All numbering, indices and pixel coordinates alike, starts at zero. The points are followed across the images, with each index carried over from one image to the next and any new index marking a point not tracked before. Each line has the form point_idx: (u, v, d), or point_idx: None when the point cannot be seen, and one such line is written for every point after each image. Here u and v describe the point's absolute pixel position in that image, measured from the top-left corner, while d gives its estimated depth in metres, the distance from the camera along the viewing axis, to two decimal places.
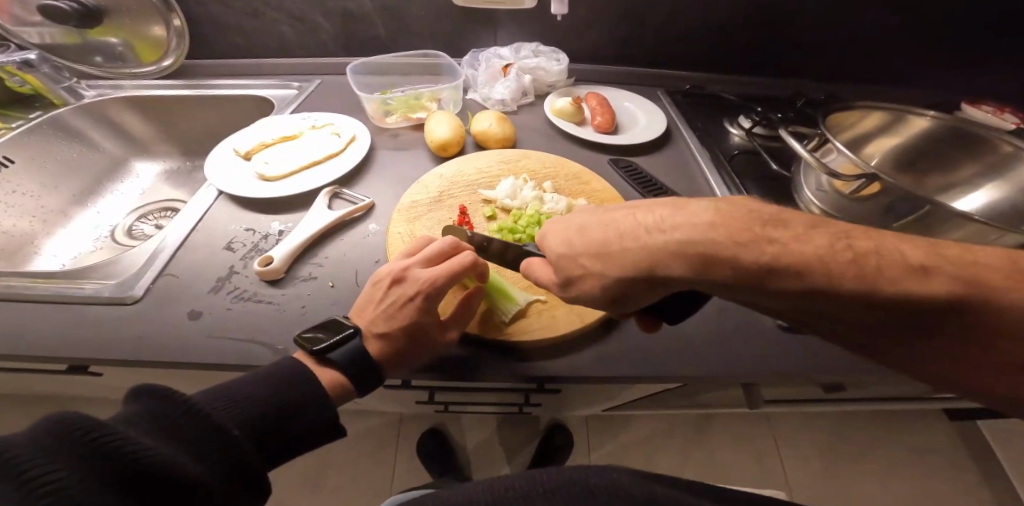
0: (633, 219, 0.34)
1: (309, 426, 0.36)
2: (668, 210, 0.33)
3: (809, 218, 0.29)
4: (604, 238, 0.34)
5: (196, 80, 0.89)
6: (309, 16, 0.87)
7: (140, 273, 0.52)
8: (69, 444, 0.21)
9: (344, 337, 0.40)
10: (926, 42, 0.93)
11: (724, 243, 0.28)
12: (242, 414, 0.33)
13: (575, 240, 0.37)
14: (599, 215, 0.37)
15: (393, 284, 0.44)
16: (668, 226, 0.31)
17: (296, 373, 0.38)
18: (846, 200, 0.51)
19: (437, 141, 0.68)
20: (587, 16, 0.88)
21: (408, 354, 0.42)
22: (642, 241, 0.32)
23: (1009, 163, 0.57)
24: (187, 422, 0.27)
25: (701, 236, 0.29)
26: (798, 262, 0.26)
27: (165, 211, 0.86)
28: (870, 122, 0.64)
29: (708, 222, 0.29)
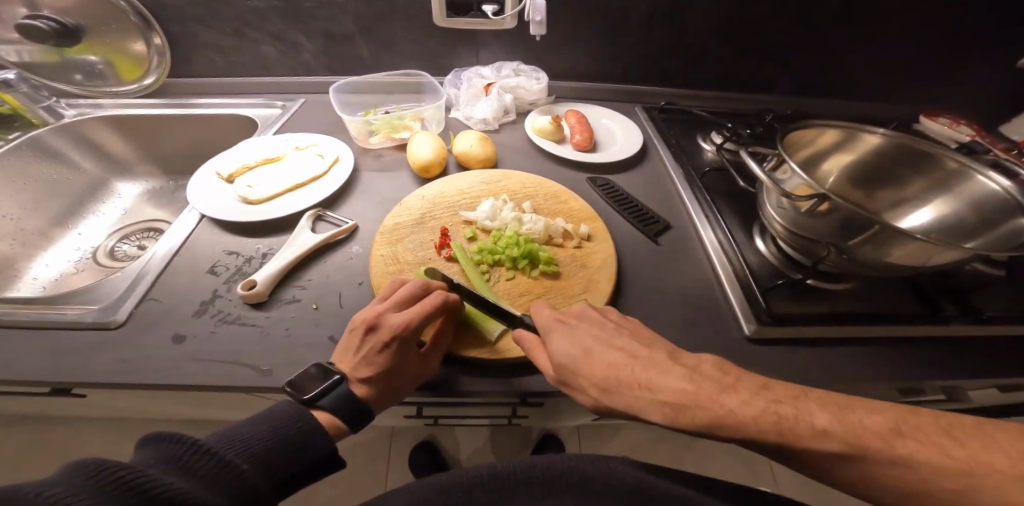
0: (630, 365, 0.40)
1: (311, 460, 0.37)
2: (638, 363, 0.40)
3: (763, 383, 0.36)
4: (595, 374, 0.40)
5: (180, 100, 0.89)
6: (291, 36, 0.88)
7: (124, 297, 0.52)
8: (95, 481, 0.24)
9: (332, 383, 0.42)
10: (887, 59, 0.99)
11: (693, 404, 0.35)
12: (250, 449, 0.34)
13: (576, 359, 0.42)
14: (600, 343, 0.43)
15: (367, 331, 0.45)
16: (655, 385, 0.38)
17: (290, 414, 0.39)
18: (804, 217, 0.53)
19: (421, 163, 0.69)
20: (565, 37, 0.91)
21: (395, 391, 0.44)
22: (635, 391, 0.38)
23: (954, 180, 0.62)
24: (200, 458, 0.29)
25: (676, 400, 0.35)
26: (735, 426, 0.33)
27: (147, 232, 0.85)
28: (827, 138, 0.68)
29: (682, 389, 0.36)
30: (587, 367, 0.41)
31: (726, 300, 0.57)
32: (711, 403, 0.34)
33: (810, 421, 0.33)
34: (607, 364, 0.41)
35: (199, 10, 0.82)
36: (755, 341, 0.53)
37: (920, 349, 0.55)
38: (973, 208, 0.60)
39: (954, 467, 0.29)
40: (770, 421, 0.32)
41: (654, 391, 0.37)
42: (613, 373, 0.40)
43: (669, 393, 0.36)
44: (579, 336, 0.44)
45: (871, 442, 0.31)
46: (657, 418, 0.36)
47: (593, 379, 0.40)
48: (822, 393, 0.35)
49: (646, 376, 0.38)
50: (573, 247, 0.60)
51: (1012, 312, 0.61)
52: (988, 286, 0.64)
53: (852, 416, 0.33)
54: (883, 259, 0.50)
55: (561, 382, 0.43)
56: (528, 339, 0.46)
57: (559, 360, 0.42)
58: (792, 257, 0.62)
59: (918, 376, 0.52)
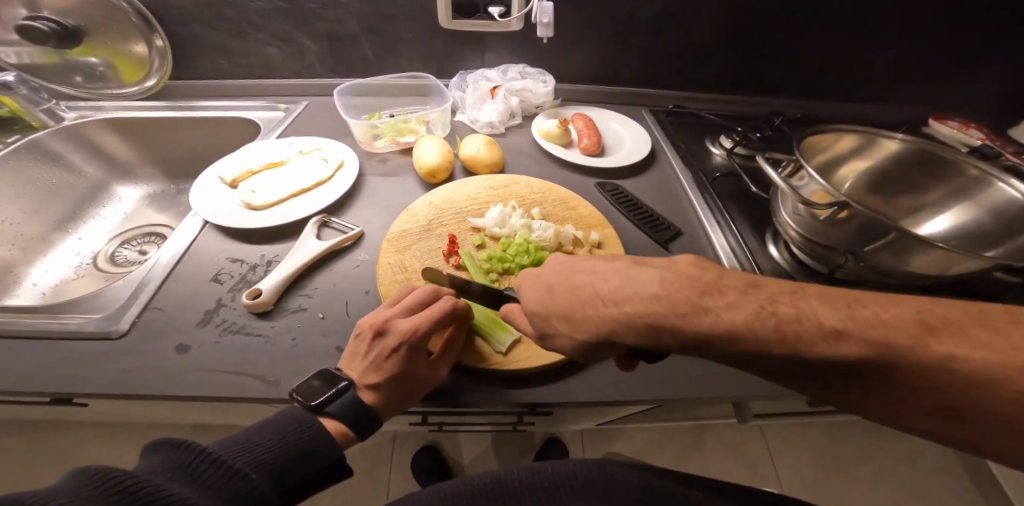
0: (597, 286, 0.36)
1: (317, 469, 0.36)
2: (608, 280, 0.36)
3: (752, 281, 0.31)
4: (562, 306, 0.37)
5: (182, 102, 0.88)
6: (295, 38, 0.87)
7: (126, 305, 0.51)
8: (101, 489, 0.22)
9: (339, 390, 0.41)
10: (897, 62, 0.98)
11: (669, 315, 0.30)
12: (257, 459, 0.33)
13: (547, 298, 0.39)
14: (564, 272, 0.39)
15: (375, 336, 0.43)
16: (623, 298, 0.33)
17: (296, 421, 0.37)
18: (821, 225, 0.52)
19: (427, 167, 0.68)
20: (572, 39, 0.90)
21: (403, 399, 0.43)
22: (604, 312, 0.34)
23: (974, 187, 0.61)
24: (209, 468, 0.29)
25: (650, 311, 0.31)
26: (727, 331, 0.28)
27: (149, 237, 0.84)
28: (843, 144, 0.67)
29: (654, 295, 0.32)
30: (559, 300, 0.37)
31: None
32: (697, 310, 0.30)
33: (818, 320, 0.27)
34: (579, 291, 0.37)
35: (201, 12, 0.81)
36: None
37: None
38: (993, 216, 0.59)
39: (993, 361, 0.24)
40: (766, 323, 0.28)
41: (629, 306, 0.33)
42: (583, 298, 0.36)
43: (640, 302, 0.32)
44: (544, 275, 0.41)
45: (885, 335, 0.26)
46: (633, 338, 0.32)
47: (566, 309, 0.37)
48: (829, 290, 0.30)
49: (619, 292, 0.34)
50: (583, 255, 0.59)
51: None
52: (1005, 294, 0.63)
53: (863, 312, 0.27)
54: (902, 267, 0.50)
55: (537, 319, 0.39)
56: (510, 309, 0.43)
57: (533, 305, 0.39)
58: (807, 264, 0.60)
59: None
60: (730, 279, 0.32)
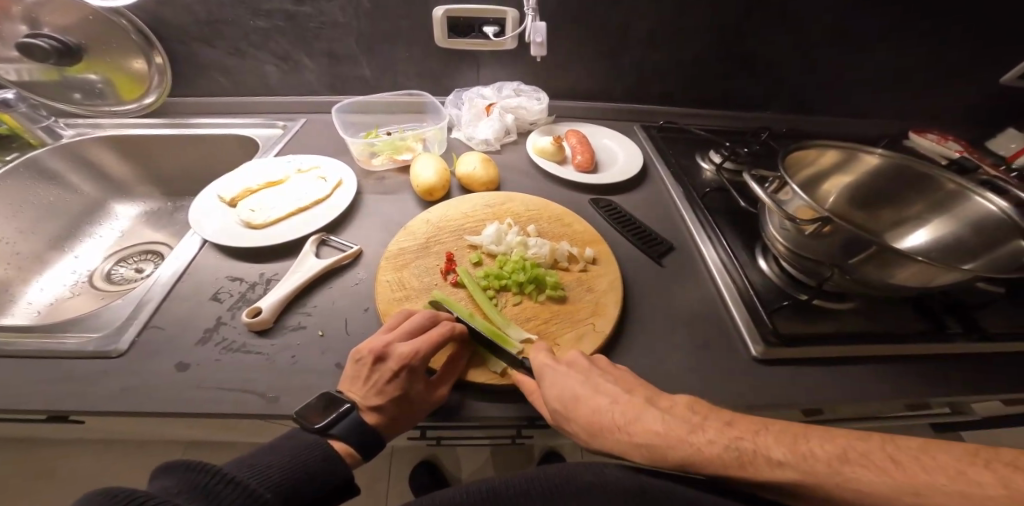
0: (610, 409, 0.41)
1: (325, 489, 0.37)
2: (614, 407, 0.41)
3: (724, 417, 0.38)
4: (580, 420, 0.42)
5: (180, 120, 0.89)
6: (293, 56, 0.88)
7: (125, 325, 0.51)
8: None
9: (343, 412, 0.41)
10: (880, 78, 1.01)
11: (664, 447, 0.37)
12: (267, 480, 0.34)
13: (568, 406, 0.42)
14: (584, 383, 0.43)
15: (375, 361, 0.44)
16: (633, 427, 0.39)
17: (303, 444, 0.38)
18: (808, 240, 0.54)
19: (425, 185, 0.69)
20: (567, 57, 0.93)
21: (406, 419, 0.43)
22: (614, 435, 0.40)
23: (954, 201, 0.64)
24: (221, 486, 0.31)
25: (657, 445, 0.37)
26: (703, 462, 0.35)
27: (145, 255, 0.84)
28: (826, 159, 0.69)
29: (662, 432, 0.38)
30: (576, 412, 0.42)
31: (732, 321, 0.57)
32: (681, 443, 0.37)
33: (767, 453, 0.34)
34: (593, 411, 0.42)
35: (202, 30, 0.82)
36: (762, 362, 0.53)
37: (930, 367, 0.56)
38: (972, 229, 0.61)
39: (895, 486, 0.30)
40: (731, 457, 0.35)
41: (635, 435, 0.39)
42: (594, 420, 0.41)
43: (646, 435, 0.38)
44: (566, 377, 0.44)
45: (820, 470, 0.32)
46: (638, 458, 0.38)
47: (582, 423, 0.42)
48: (781, 424, 0.37)
49: (628, 419, 0.40)
50: (578, 270, 0.60)
51: (1011, 331, 0.62)
52: (986, 304, 0.66)
53: (803, 446, 0.34)
54: (888, 279, 0.51)
55: (556, 423, 0.44)
56: (527, 384, 0.46)
57: (554, 405, 0.43)
58: (796, 277, 0.62)
59: (924, 394, 0.52)
60: (710, 415, 0.39)
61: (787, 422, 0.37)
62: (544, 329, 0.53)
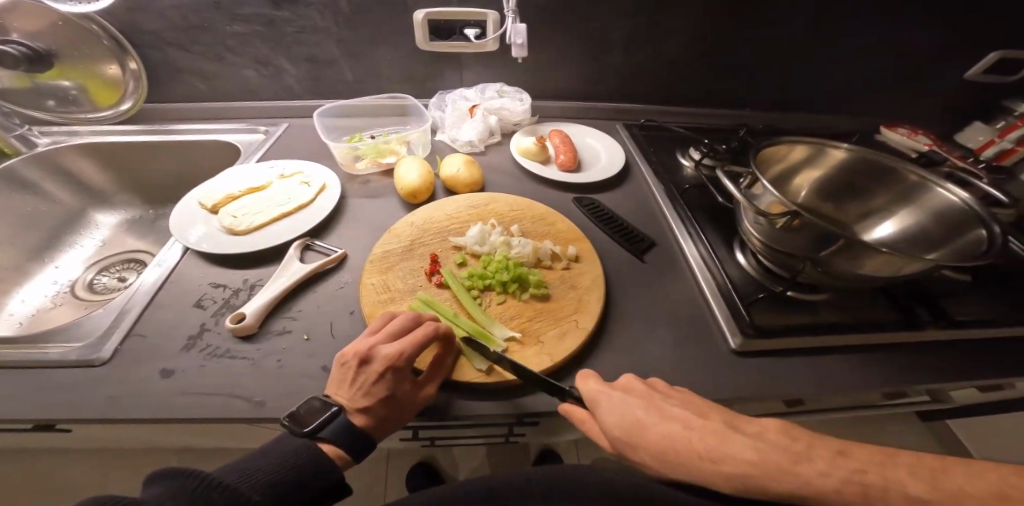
0: (685, 436, 0.38)
1: (317, 488, 0.38)
2: (691, 435, 0.38)
3: (834, 447, 0.34)
4: (649, 446, 0.39)
5: (159, 126, 0.88)
6: (273, 61, 0.88)
7: (108, 333, 0.50)
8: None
9: (329, 417, 0.41)
10: (853, 75, 1.04)
11: (760, 477, 0.33)
12: (258, 483, 0.35)
13: (631, 432, 0.40)
14: (653, 410, 0.41)
15: (361, 363, 0.44)
16: (715, 455, 0.35)
17: (291, 447, 0.39)
18: (780, 233, 0.56)
19: (408, 188, 0.70)
20: (548, 58, 0.94)
21: (395, 420, 0.44)
22: (695, 464, 0.36)
23: (917, 192, 0.66)
24: (211, 490, 0.31)
25: (745, 472, 0.33)
26: (819, 496, 0.31)
27: (128, 263, 0.83)
28: (797, 154, 0.71)
29: (751, 460, 0.34)
30: (644, 438, 0.40)
31: (712, 314, 0.59)
32: (786, 474, 0.32)
33: (904, 489, 0.30)
34: (663, 437, 0.39)
35: (178, 36, 0.82)
36: (741, 354, 0.54)
37: (901, 354, 0.58)
38: (935, 218, 0.64)
39: None
40: (855, 492, 0.30)
41: (720, 462, 0.35)
42: (667, 448, 0.38)
43: (734, 463, 0.34)
44: (628, 405, 0.42)
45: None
46: (726, 490, 0.34)
47: (651, 449, 0.39)
48: (908, 456, 0.32)
49: (712, 447, 0.36)
50: (562, 268, 0.61)
51: (978, 317, 0.65)
52: (955, 292, 0.68)
53: (948, 481, 0.30)
54: (857, 270, 0.53)
55: (622, 452, 0.41)
56: (576, 413, 0.44)
57: (615, 430, 0.41)
58: (772, 270, 0.64)
59: (896, 380, 0.54)
60: (816, 444, 0.34)
61: (916, 454, 0.33)
62: (527, 327, 0.54)
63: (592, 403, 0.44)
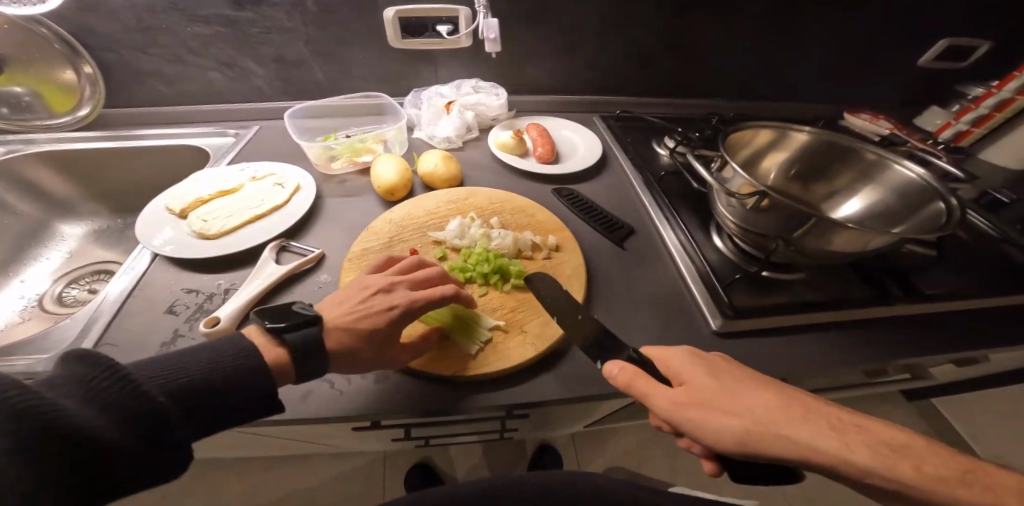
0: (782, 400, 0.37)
1: (243, 397, 0.36)
2: (782, 399, 0.37)
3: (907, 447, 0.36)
4: (740, 400, 0.37)
5: (123, 132, 0.85)
6: (239, 62, 0.86)
7: (77, 344, 0.48)
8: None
9: (307, 322, 0.41)
10: (817, 62, 1.07)
11: (880, 445, 0.34)
12: (171, 383, 0.34)
13: (720, 386, 0.38)
14: (738, 375, 0.40)
15: (379, 291, 0.46)
16: (826, 419, 0.36)
17: (236, 350, 0.37)
18: (751, 214, 0.58)
19: (385, 186, 0.69)
20: (521, 53, 0.94)
21: (360, 357, 0.43)
22: (801, 421, 0.35)
23: (877, 171, 0.69)
24: (103, 384, 0.30)
25: (863, 437, 0.34)
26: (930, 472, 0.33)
27: (98, 274, 0.80)
28: (762, 138, 0.73)
29: (861, 432, 0.35)
30: (735, 392, 0.37)
31: (692, 296, 0.60)
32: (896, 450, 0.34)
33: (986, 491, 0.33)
34: (752, 396, 0.37)
35: (134, 38, 0.79)
36: (723, 335, 0.55)
37: (875, 330, 0.60)
38: (897, 195, 0.66)
39: None
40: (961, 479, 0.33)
41: (833, 427, 0.35)
42: (785, 405, 0.36)
43: (848, 429, 0.35)
44: (712, 367, 0.40)
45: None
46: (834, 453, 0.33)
47: (747, 401, 0.36)
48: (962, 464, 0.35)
49: (821, 413, 0.36)
50: (542, 259, 0.61)
51: (943, 289, 0.67)
52: (922, 267, 0.71)
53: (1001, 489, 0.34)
54: (826, 247, 0.55)
55: (695, 402, 0.37)
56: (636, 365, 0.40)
57: (703, 381, 0.38)
58: (747, 252, 0.65)
59: (870, 355, 0.56)
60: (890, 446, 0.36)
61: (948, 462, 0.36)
62: (511, 317, 0.54)
63: (666, 363, 0.42)
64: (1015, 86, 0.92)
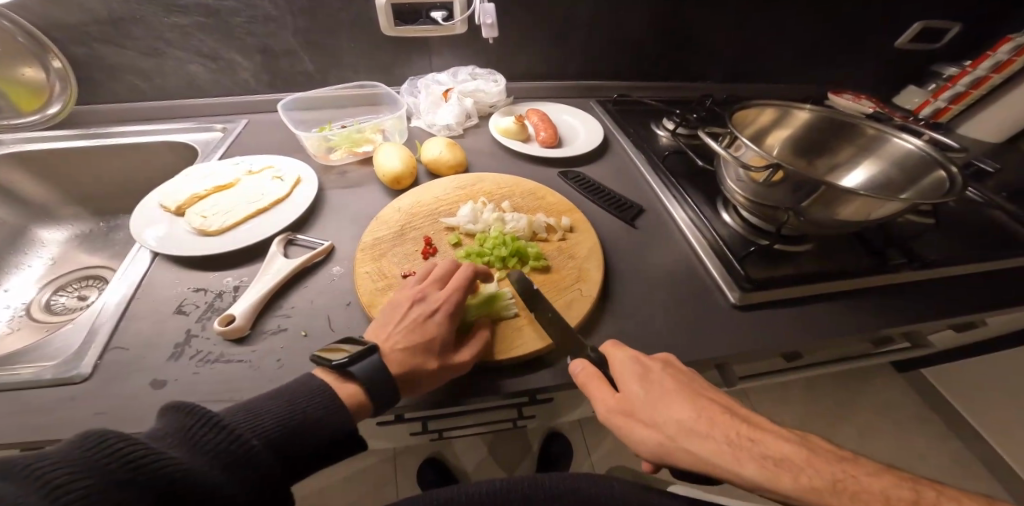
0: (717, 414, 0.37)
1: (326, 437, 0.37)
2: (713, 413, 0.37)
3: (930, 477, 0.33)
4: (667, 413, 0.37)
5: (102, 130, 0.81)
6: (221, 53, 0.82)
7: (83, 349, 0.46)
8: (93, 456, 0.25)
9: (363, 352, 0.41)
10: (806, 41, 1.09)
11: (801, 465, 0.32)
12: (263, 429, 0.34)
13: (654, 397, 0.38)
14: (679, 384, 0.40)
15: (414, 302, 0.47)
16: (752, 437, 0.34)
17: (314, 390, 0.38)
18: (760, 187, 0.59)
19: (391, 174, 0.67)
20: (517, 39, 0.92)
21: (428, 371, 0.42)
22: (723, 438, 0.34)
23: (876, 145, 0.71)
24: (200, 431, 0.31)
25: (785, 458, 0.33)
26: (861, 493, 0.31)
27: (86, 280, 0.76)
28: (765, 117, 0.74)
29: (786, 453, 0.33)
30: (664, 404, 0.38)
31: (707, 271, 0.61)
32: (822, 472, 0.32)
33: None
34: (681, 410, 0.37)
35: (105, 30, 0.75)
36: (741, 308, 0.56)
37: (882, 298, 0.62)
38: (896, 166, 0.68)
39: None
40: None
41: (758, 446, 0.34)
42: (708, 421, 0.36)
43: (774, 447, 0.34)
44: (652, 376, 0.40)
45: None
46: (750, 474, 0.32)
47: (671, 415, 0.37)
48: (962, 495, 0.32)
49: (749, 431, 0.35)
50: (558, 240, 0.61)
51: (940, 255, 0.70)
52: (920, 234, 0.74)
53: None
54: (834, 217, 0.56)
55: (622, 413, 0.39)
56: (585, 369, 0.42)
57: (636, 392, 0.39)
58: (756, 226, 0.66)
59: (881, 323, 0.58)
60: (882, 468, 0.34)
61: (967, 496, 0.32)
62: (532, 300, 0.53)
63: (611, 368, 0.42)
64: (991, 65, 0.98)
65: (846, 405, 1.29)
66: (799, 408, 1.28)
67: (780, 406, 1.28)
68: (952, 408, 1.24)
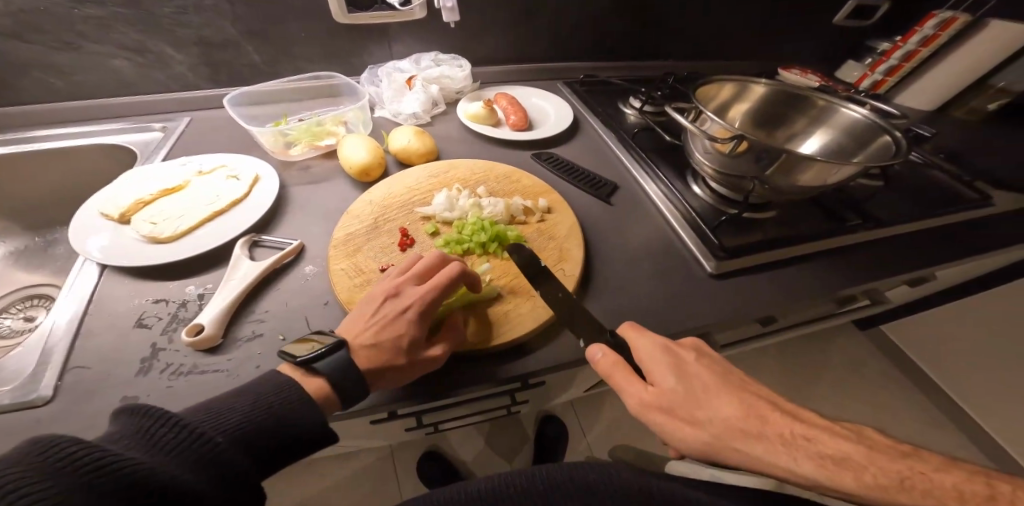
0: (767, 410, 0.37)
1: (300, 432, 0.35)
2: (762, 410, 0.37)
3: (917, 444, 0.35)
4: (714, 410, 0.37)
5: (24, 136, 0.73)
6: (150, 46, 0.75)
7: (40, 371, 0.41)
8: (46, 462, 0.23)
9: (331, 348, 0.39)
10: (757, 17, 1.12)
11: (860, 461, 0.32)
12: (229, 428, 0.32)
13: (696, 393, 0.38)
14: (719, 380, 0.40)
15: (387, 298, 0.44)
16: (806, 434, 0.34)
17: (278, 386, 0.37)
18: (726, 158, 0.60)
19: (358, 166, 0.64)
20: (477, 23, 0.90)
21: (398, 368, 0.41)
22: (777, 435, 0.34)
23: (827, 113, 0.74)
24: (162, 432, 0.29)
25: (843, 455, 0.33)
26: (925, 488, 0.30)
27: (32, 300, 0.70)
28: (726, 92, 0.76)
29: (846, 450, 0.33)
30: (709, 401, 0.37)
31: (684, 243, 0.62)
32: (882, 469, 0.32)
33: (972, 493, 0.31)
34: (727, 407, 0.37)
35: (8, 23, 0.67)
36: (718, 276, 0.58)
37: (845, 257, 0.65)
38: (846, 132, 0.72)
39: None
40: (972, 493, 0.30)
41: (813, 443, 0.34)
42: (755, 417, 0.36)
43: (830, 443, 0.34)
44: (692, 371, 0.40)
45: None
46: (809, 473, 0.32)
47: (717, 412, 0.37)
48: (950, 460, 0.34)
49: (800, 428, 0.35)
50: (536, 222, 0.60)
51: (893, 214, 0.75)
52: (873, 196, 0.79)
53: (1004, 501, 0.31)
54: (795, 183, 0.58)
55: (661, 409, 0.38)
56: (608, 354, 0.41)
57: (676, 388, 0.38)
58: (725, 196, 0.68)
59: (846, 280, 0.61)
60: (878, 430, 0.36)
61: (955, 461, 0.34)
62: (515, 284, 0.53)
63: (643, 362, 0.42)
64: (919, 39, 1.05)
65: (814, 363, 1.38)
66: (773, 369, 1.36)
67: (755, 369, 1.35)
68: (908, 357, 1.35)
